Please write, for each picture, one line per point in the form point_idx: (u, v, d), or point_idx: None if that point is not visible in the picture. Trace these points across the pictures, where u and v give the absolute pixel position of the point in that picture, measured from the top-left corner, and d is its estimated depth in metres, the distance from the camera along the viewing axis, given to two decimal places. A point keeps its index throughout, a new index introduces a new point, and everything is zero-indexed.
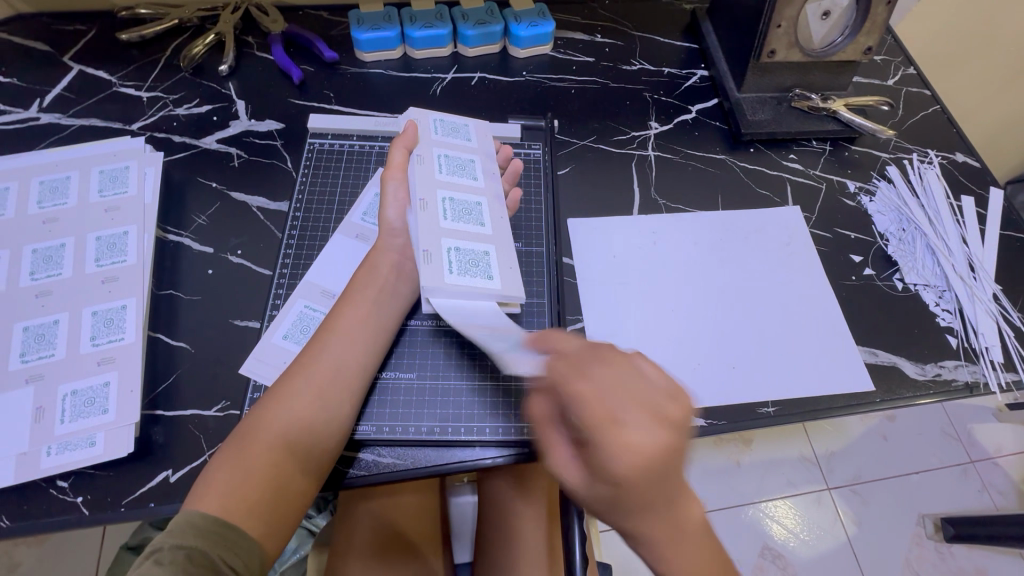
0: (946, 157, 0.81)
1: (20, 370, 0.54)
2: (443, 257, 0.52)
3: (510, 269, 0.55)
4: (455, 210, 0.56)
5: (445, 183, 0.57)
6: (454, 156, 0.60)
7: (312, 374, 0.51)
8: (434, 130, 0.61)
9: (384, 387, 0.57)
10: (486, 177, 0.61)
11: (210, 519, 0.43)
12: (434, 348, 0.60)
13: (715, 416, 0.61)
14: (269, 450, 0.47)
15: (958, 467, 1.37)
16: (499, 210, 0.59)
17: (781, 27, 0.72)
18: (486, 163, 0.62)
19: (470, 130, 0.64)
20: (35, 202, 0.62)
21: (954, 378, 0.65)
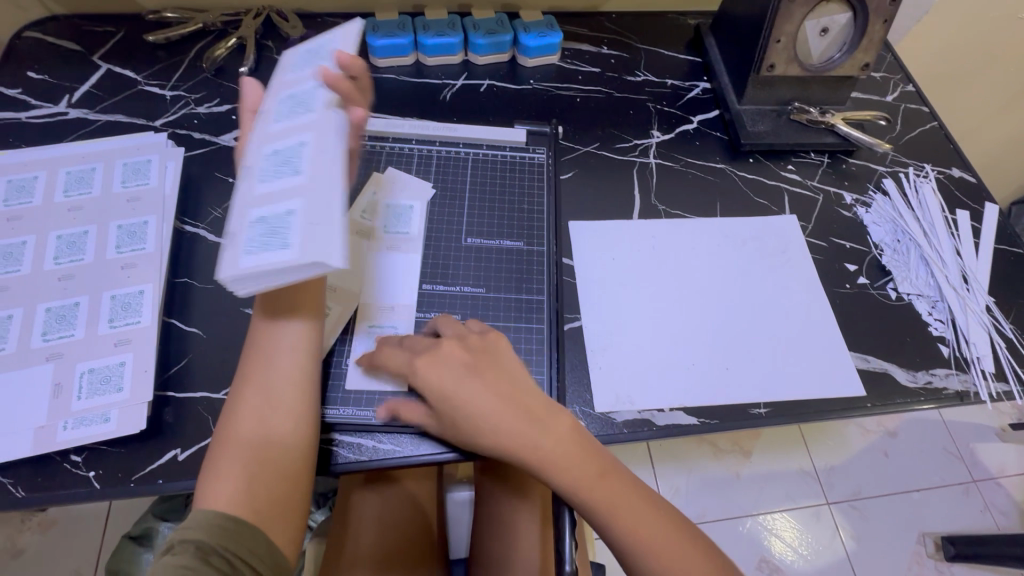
0: (943, 172, 0.83)
1: (40, 348, 0.56)
2: (245, 234, 0.46)
3: (315, 222, 0.46)
4: (275, 164, 0.49)
5: (274, 133, 0.51)
6: (300, 92, 0.53)
7: (255, 372, 0.51)
8: (286, 72, 0.56)
9: (383, 376, 0.59)
10: (328, 103, 0.52)
11: (215, 515, 0.46)
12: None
13: (708, 415, 0.62)
14: (248, 450, 0.49)
15: (960, 485, 1.36)
16: (323, 142, 0.50)
17: (780, 43, 0.75)
18: (334, 82, 0.53)
19: (327, 53, 0.56)
20: (62, 191, 0.66)
21: (945, 387, 0.66)
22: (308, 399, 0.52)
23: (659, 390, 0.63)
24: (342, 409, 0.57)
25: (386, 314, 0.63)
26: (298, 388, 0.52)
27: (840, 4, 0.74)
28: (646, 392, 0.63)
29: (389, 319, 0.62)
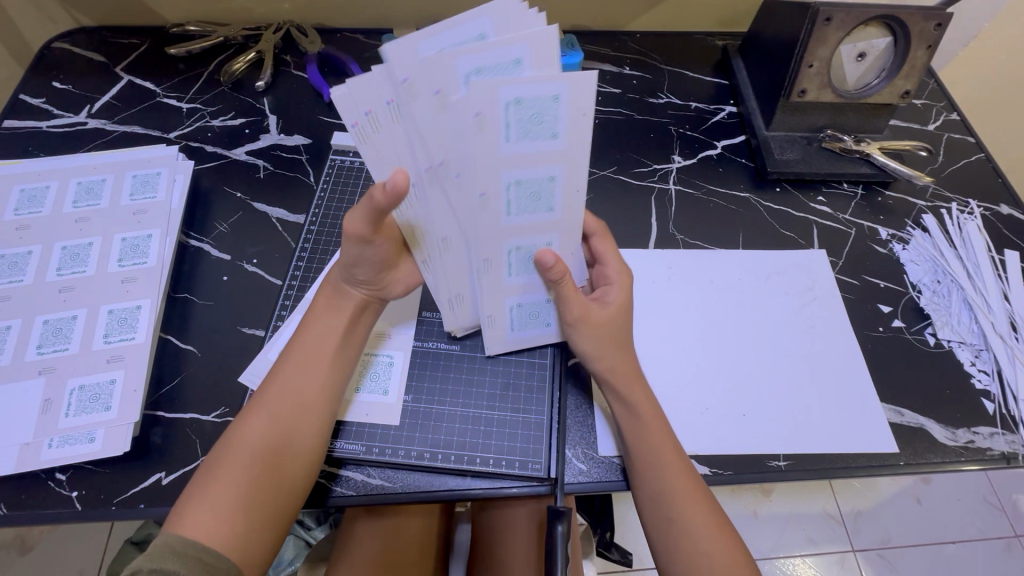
0: (990, 209, 0.77)
1: (34, 361, 0.56)
2: (505, 316, 0.56)
3: (572, 254, 0.55)
4: (522, 199, 0.48)
5: (512, 232, 0.50)
6: (526, 98, 0.43)
7: (281, 385, 0.51)
8: (505, 135, 0.44)
9: (373, 408, 0.56)
10: (567, 201, 0.50)
11: (188, 542, 0.43)
12: (425, 370, 0.59)
13: (721, 465, 0.58)
14: (246, 466, 0.47)
15: (1001, 540, 1.26)
16: (575, 175, 0.48)
17: (812, 67, 0.71)
18: (577, 92, 0.44)
19: (557, 110, 0.44)
20: (71, 202, 0.66)
21: (989, 448, 0.60)
22: (319, 427, 0.50)
23: None
24: (333, 440, 0.54)
25: (382, 342, 0.60)
26: (312, 413, 0.50)
27: (878, 28, 0.69)
28: None
29: (385, 348, 0.59)
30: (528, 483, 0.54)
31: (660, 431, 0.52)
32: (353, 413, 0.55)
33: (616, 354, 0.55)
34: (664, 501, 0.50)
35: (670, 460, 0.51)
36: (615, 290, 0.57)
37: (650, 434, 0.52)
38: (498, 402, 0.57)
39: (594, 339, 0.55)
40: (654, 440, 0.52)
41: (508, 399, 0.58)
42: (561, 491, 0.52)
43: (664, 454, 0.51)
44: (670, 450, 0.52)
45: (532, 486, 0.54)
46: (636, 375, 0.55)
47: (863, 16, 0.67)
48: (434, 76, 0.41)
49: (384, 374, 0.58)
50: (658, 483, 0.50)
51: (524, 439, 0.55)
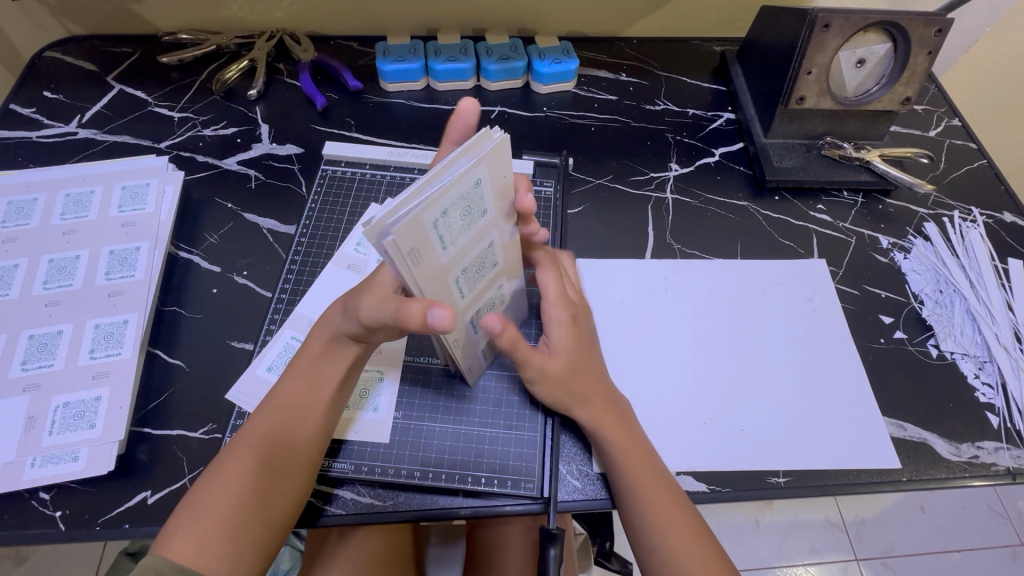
0: (993, 217, 0.76)
1: (19, 378, 0.55)
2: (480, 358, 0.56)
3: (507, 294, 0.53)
4: (470, 278, 0.46)
5: (469, 302, 0.48)
6: (452, 205, 0.39)
7: (280, 403, 0.50)
8: (445, 245, 0.41)
9: (363, 425, 0.55)
10: (505, 250, 0.49)
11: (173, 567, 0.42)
12: (416, 386, 0.58)
13: (719, 482, 0.56)
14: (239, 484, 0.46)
15: (1007, 548, 1.24)
16: (507, 230, 0.47)
17: (811, 74, 0.70)
18: (495, 171, 0.41)
19: (484, 196, 0.42)
20: (59, 215, 0.65)
21: (993, 463, 0.58)
22: (315, 453, 0.50)
23: (662, 450, 0.58)
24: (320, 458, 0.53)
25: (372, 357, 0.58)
26: (310, 430, 0.50)
27: (878, 34, 0.68)
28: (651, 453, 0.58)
29: (373, 363, 0.58)
30: (521, 501, 0.53)
31: (643, 461, 0.52)
32: (343, 430, 0.54)
33: (589, 402, 0.53)
34: (651, 534, 0.50)
35: (659, 496, 0.51)
36: (557, 331, 0.54)
37: (636, 476, 0.51)
38: (490, 418, 0.56)
39: (552, 395, 0.53)
40: (640, 481, 0.51)
41: (500, 414, 0.56)
42: (554, 509, 0.51)
43: (653, 492, 0.50)
44: (659, 485, 0.51)
45: (525, 505, 0.53)
46: (616, 416, 0.53)
47: (862, 22, 0.66)
48: (408, 243, 0.37)
49: (372, 390, 0.57)
50: (646, 512, 0.50)
51: (517, 456, 0.54)
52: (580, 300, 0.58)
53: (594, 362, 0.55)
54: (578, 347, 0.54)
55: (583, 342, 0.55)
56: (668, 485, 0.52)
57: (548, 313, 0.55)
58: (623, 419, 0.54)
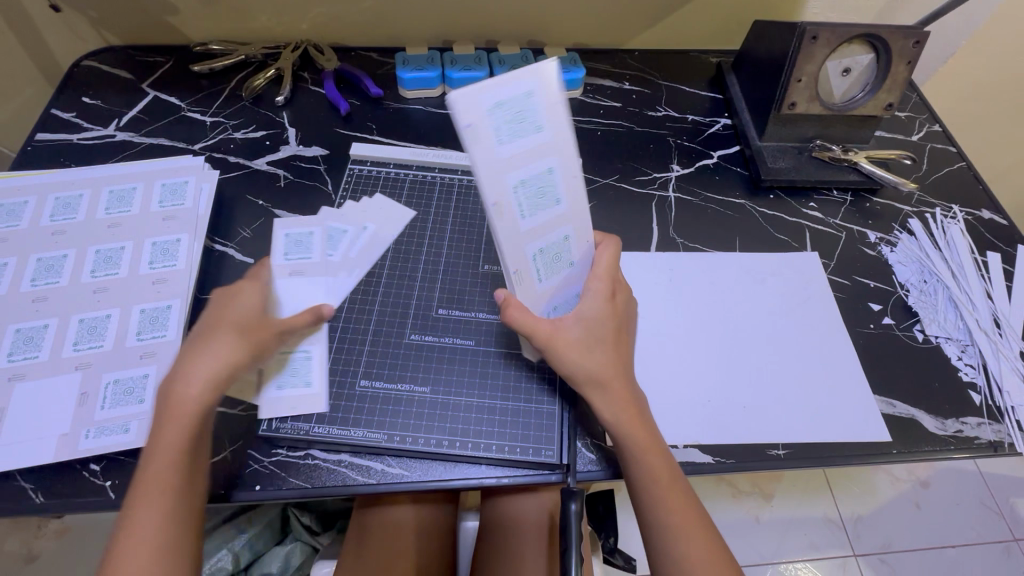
0: (972, 214, 0.81)
1: (71, 357, 0.59)
2: (532, 272, 0.54)
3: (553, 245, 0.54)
4: (531, 199, 0.49)
5: (531, 232, 0.51)
6: (507, 98, 0.44)
7: (164, 429, 0.50)
8: (499, 140, 0.45)
9: (297, 402, 0.58)
10: (570, 193, 0.52)
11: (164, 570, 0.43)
12: (342, 364, 0.61)
13: (723, 454, 0.61)
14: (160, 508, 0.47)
15: (1001, 543, 1.27)
16: (571, 163, 0.50)
17: (801, 82, 0.76)
18: (548, 85, 0.45)
19: (539, 108, 0.45)
20: (104, 209, 0.69)
21: (976, 436, 0.63)
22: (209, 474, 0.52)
23: (671, 425, 0.62)
24: (355, 429, 0.57)
25: (296, 338, 0.61)
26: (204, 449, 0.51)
27: (862, 45, 0.74)
28: (659, 427, 0.62)
29: (302, 344, 0.61)
30: (542, 470, 0.57)
31: (659, 456, 0.55)
32: (280, 407, 0.58)
33: (607, 397, 0.56)
34: (663, 529, 0.53)
35: (673, 499, 0.54)
36: (589, 303, 0.58)
37: (650, 474, 0.54)
38: (511, 393, 0.60)
39: (584, 376, 0.56)
40: (656, 478, 0.54)
41: (520, 390, 0.61)
42: (573, 476, 0.56)
43: (667, 495, 0.53)
44: (673, 487, 0.54)
45: (543, 474, 0.57)
46: (634, 412, 0.56)
47: (847, 34, 0.72)
48: (465, 114, 0.42)
49: (304, 369, 0.60)
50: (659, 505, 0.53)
51: (536, 427, 0.58)
52: (623, 279, 0.62)
53: (617, 345, 0.58)
54: (605, 325, 0.58)
55: (613, 320, 0.59)
56: (682, 481, 0.55)
57: (586, 283, 0.59)
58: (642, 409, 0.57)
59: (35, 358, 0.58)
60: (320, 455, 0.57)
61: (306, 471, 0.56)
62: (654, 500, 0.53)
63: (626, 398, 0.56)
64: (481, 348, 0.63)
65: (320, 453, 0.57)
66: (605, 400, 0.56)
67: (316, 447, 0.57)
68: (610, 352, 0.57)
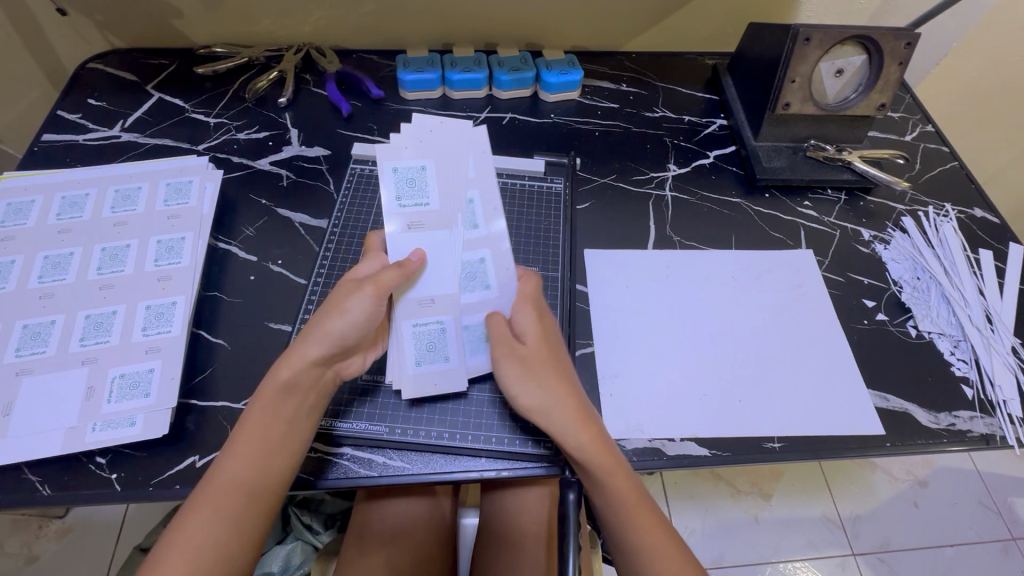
0: (964, 212, 0.83)
1: (77, 352, 0.60)
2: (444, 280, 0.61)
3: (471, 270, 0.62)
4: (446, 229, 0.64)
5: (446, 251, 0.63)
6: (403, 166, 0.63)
7: (248, 417, 0.51)
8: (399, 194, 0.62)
9: (439, 377, 0.60)
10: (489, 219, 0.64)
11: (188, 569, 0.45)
12: (430, 351, 0.60)
13: (719, 446, 0.62)
14: (208, 513, 0.47)
15: (998, 542, 1.28)
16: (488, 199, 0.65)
17: (795, 83, 0.77)
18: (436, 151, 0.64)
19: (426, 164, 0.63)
20: (109, 208, 0.70)
21: (969, 430, 0.64)
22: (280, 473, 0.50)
23: (668, 419, 0.63)
24: (357, 422, 0.59)
25: (424, 308, 0.61)
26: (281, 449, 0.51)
27: (854, 47, 0.76)
28: (656, 421, 0.63)
29: (430, 315, 0.61)
30: (540, 463, 0.58)
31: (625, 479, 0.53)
32: (421, 387, 0.59)
33: (569, 423, 0.53)
34: (634, 553, 0.52)
35: (644, 522, 0.52)
36: (525, 320, 0.58)
37: (616, 496, 0.52)
38: None
39: (535, 400, 0.54)
40: (623, 502, 0.52)
41: None
42: (571, 469, 0.57)
43: (636, 519, 0.52)
44: (640, 508, 0.53)
45: (543, 467, 0.58)
46: (596, 437, 0.53)
47: (840, 36, 0.74)
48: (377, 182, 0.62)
49: (440, 341, 0.61)
50: (629, 530, 0.52)
51: (535, 420, 0.59)
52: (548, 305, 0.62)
53: (560, 369, 0.56)
54: (542, 352, 0.56)
55: (550, 341, 0.58)
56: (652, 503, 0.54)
57: (516, 307, 0.59)
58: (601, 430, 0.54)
59: (42, 353, 0.59)
60: (321, 447, 0.58)
61: (309, 463, 0.57)
62: (622, 525, 0.53)
63: (586, 423, 0.53)
64: None
65: (324, 446, 0.58)
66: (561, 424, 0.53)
67: (321, 441, 0.58)
68: (558, 376, 0.55)
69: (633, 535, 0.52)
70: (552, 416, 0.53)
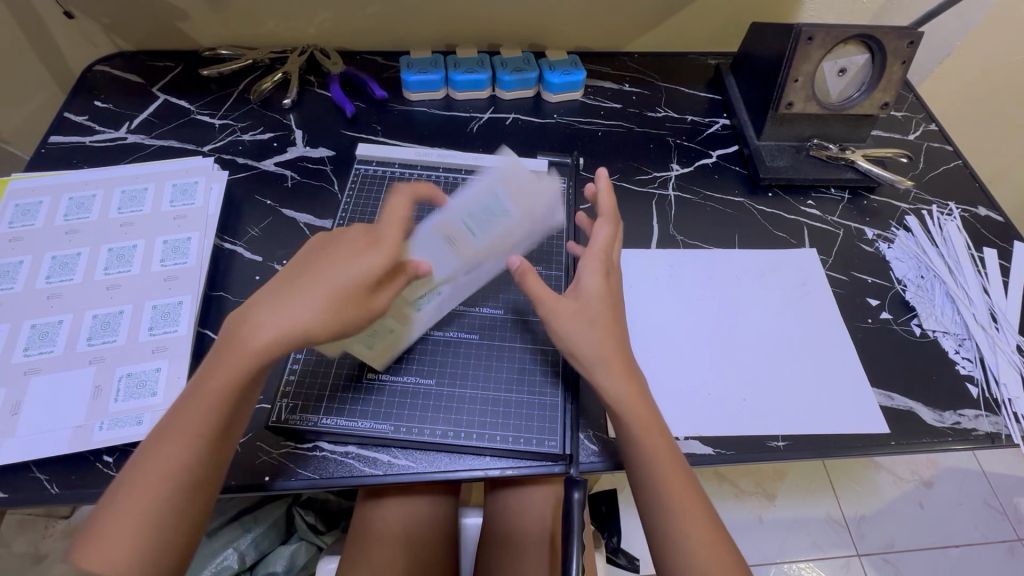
0: (968, 211, 0.82)
1: (85, 352, 0.60)
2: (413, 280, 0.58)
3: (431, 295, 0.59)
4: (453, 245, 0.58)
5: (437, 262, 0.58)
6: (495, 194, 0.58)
7: (208, 378, 0.50)
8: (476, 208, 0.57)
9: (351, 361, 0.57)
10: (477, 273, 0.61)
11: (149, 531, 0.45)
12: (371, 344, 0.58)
13: (724, 445, 0.62)
14: (161, 477, 0.47)
15: (1004, 543, 1.27)
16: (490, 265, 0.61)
17: (798, 82, 0.77)
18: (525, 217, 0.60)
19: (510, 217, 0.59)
20: (116, 208, 0.71)
21: (974, 428, 0.64)
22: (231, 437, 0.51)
23: (672, 417, 0.63)
24: (362, 421, 0.59)
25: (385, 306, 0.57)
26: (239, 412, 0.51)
27: (857, 46, 0.76)
28: None
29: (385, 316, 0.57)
30: (545, 461, 0.58)
31: (660, 436, 0.55)
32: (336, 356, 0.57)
33: (614, 376, 0.56)
34: (666, 511, 0.53)
35: (674, 478, 0.54)
36: (590, 279, 0.60)
37: (652, 451, 0.54)
38: (514, 385, 0.62)
39: (591, 351, 0.57)
40: (657, 458, 0.54)
41: (522, 383, 0.62)
42: (576, 467, 0.57)
43: (669, 476, 0.53)
44: (675, 464, 0.55)
45: (547, 465, 0.58)
46: (637, 391, 0.56)
47: (843, 35, 0.74)
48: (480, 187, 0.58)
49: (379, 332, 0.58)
50: (660, 486, 0.53)
51: (539, 419, 0.60)
52: (617, 264, 0.63)
53: (615, 328, 0.59)
54: (603, 308, 0.59)
55: (612, 298, 0.60)
56: (684, 463, 0.55)
57: (584, 261, 0.61)
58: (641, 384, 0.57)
59: (50, 352, 0.60)
60: (328, 447, 0.58)
61: (314, 462, 0.57)
62: (654, 481, 0.54)
63: (631, 378, 0.57)
64: (482, 341, 0.65)
65: (329, 446, 0.58)
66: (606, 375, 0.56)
67: (325, 440, 0.58)
68: (610, 333, 0.58)
69: (668, 489, 0.53)
70: (603, 368, 0.56)
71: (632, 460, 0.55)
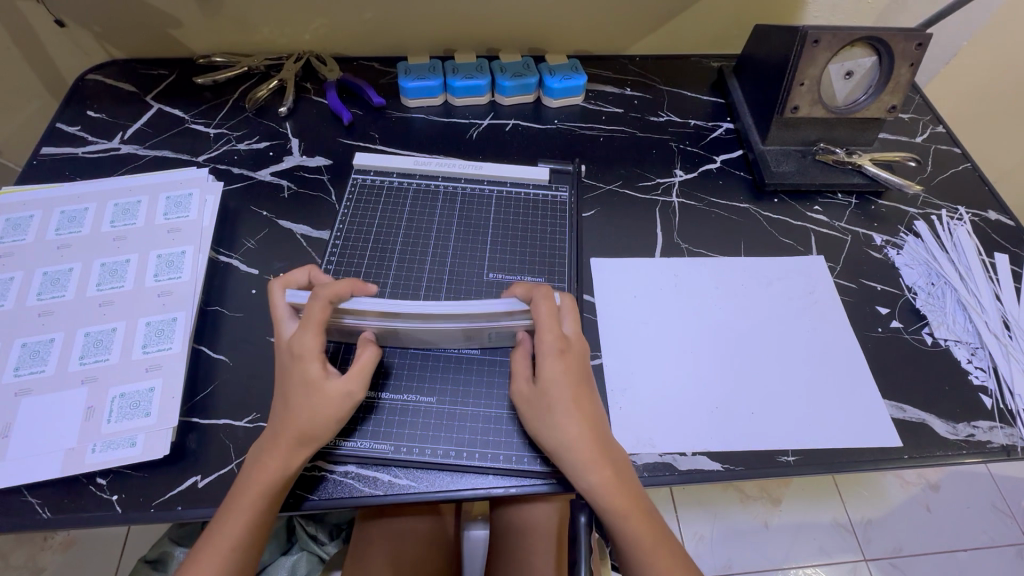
0: (978, 215, 0.81)
1: (77, 371, 0.59)
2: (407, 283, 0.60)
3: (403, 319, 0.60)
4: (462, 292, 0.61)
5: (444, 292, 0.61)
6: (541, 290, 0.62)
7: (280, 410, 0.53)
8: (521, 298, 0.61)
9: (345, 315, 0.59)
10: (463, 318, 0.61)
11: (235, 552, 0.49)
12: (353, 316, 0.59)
13: (733, 461, 0.60)
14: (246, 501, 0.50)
15: (1013, 546, 1.26)
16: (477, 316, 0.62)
17: (803, 85, 0.76)
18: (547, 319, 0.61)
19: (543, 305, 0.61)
20: (109, 222, 0.70)
21: (988, 441, 0.62)
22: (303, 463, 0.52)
23: (679, 433, 0.61)
24: (362, 439, 0.57)
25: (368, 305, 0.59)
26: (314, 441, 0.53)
27: (864, 48, 0.74)
28: (668, 435, 0.61)
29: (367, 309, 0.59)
30: (550, 480, 0.56)
31: (644, 521, 0.51)
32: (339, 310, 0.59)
33: (585, 465, 0.51)
34: None
35: (664, 562, 0.51)
36: (550, 362, 0.54)
37: (632, 536, 0.51)
38: None
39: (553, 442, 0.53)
40: (641, 544, 0.51)
41: None
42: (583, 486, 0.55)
43: (657, 562, 0.51)
44: (661, 547, 0.51)
45: (552, 483, 0.56)
46: (613, 475, 0.52)
47: (849, 38, 0.72)
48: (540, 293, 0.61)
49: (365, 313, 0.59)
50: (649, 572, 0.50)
51: None
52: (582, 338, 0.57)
53: (584, 404, 0.53)
54: (563, 388, 0.53)
55: (575, 376, 0.54)
56: (673, 540, 0.53)
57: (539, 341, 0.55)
58: (620, 465, 0.53)
59: (41, 372, 0.58)
60: (327, 466, 0.57)
61: (311, 480, 0.56)
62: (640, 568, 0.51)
63: (605, 462, 0.52)
64: (483, 355, 0.63)
65: (327, 464, 0.57)
66: (574, 466, 0.52)
67: (325, 459, 0.57)
68: (578, 414, 0.53)
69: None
70: (568, 457, 0.52)
71: (619, 544, 0.52)
